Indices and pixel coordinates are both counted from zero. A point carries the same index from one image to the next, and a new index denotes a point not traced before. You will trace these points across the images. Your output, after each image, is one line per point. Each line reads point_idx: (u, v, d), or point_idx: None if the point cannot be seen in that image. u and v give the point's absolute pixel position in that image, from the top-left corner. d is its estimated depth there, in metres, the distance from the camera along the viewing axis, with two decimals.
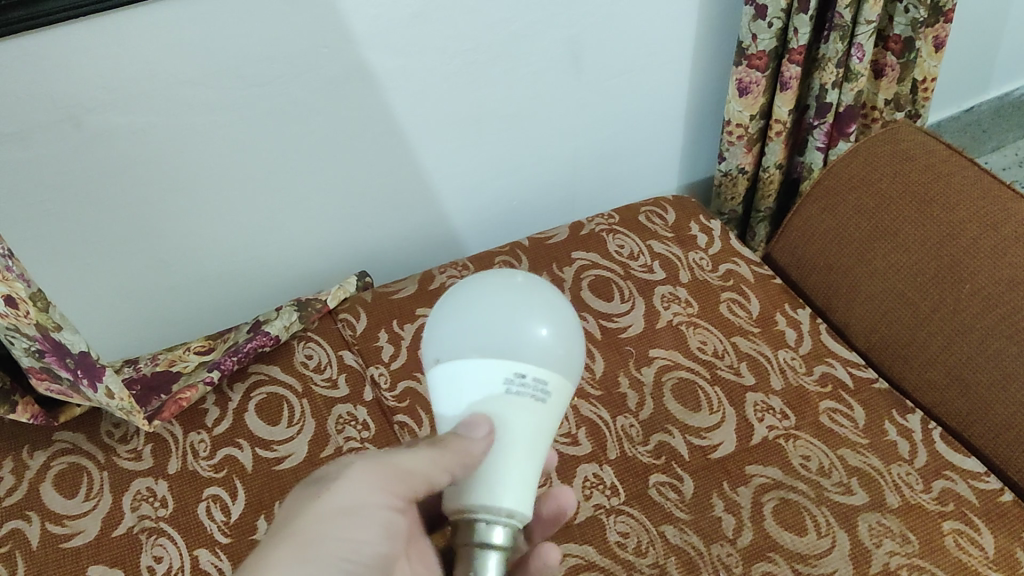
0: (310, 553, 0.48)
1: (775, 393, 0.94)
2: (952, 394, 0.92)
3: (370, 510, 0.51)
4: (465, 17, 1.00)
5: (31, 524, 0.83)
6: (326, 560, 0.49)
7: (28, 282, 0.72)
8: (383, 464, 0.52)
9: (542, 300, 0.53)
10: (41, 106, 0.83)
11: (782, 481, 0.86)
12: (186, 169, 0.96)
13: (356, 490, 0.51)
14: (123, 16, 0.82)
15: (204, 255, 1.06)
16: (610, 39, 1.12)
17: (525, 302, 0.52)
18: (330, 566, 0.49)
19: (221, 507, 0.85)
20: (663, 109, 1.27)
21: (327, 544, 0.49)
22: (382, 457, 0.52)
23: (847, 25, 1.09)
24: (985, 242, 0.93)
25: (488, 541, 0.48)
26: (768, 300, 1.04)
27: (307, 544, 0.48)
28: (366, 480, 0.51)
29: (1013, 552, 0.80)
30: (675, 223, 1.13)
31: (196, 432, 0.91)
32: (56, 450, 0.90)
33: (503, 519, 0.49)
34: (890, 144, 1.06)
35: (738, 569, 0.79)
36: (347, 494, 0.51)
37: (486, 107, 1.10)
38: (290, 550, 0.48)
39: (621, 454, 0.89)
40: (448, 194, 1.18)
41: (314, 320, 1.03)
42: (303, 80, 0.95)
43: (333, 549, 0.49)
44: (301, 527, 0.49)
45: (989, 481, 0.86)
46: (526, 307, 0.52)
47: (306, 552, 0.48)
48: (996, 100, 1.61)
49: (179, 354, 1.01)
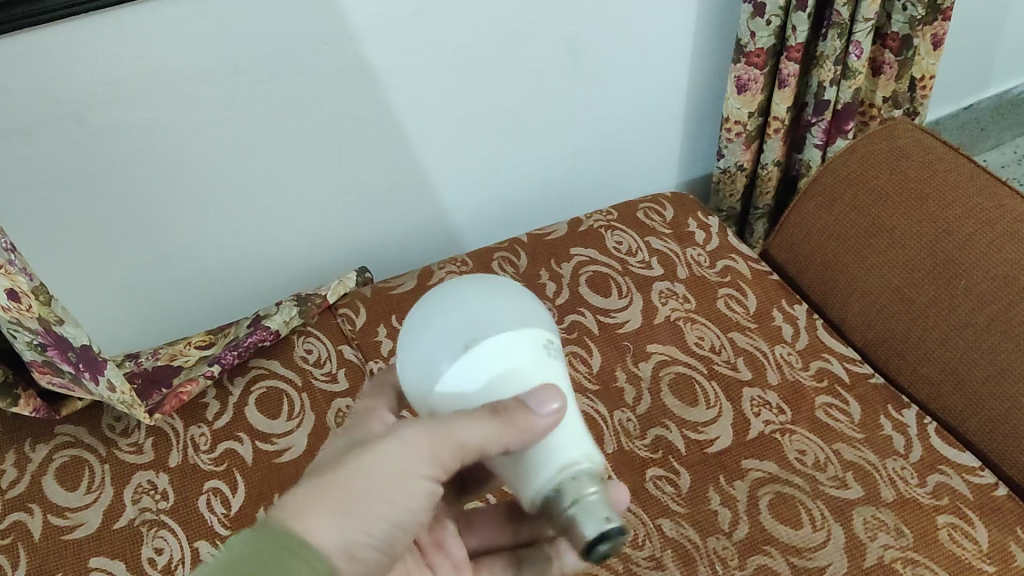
0: (353, 510, 0.46)
1: (771, 387, 0.94)
2: (948, 389, 0.92)
3: (416, 475, 0.48)
4: (465, 14, 1.01)
5: (33, 516, 0.84)
6: (367, 520, 0.47)
7: (31, 276, 0.73)
8: (438, 432, 0.48)
9: (494, 283, 0.53)
10: (44, 102, 0.84)
11: (779, 475, 0.86)
12: (187, 165, 0.97)
13: (411, 450, 0.48)
14: (125, 13, 0.82)
15: (206, 250, 1.07)
16: (609, 37, 1.13)
17: (466, 295, 0.51)
18: (370, 524, 0.47)
19: (222, 500, 0.85)
20: (662, 106, 1.27)
21: (371, 503, 0.47)
22: (435, 424, 0.48)
23: (846, 23, 1.10)
24: (981, 238, 0.94)
25: (578, 495, 0.47)
26: (765, 296, 1.04)
27: (351, 500, 0.47)
28: (414, 447, 0.48)
29: (1007, 546, 0.81)
30: (674, 220, 1.14)
31: (197, 425, 0.92)
32: (58, 443, 0.90)
33: (578, 469, 0.48)
34: (886, 141, 1.06)
35: (733, 562, 0.80)
36: (397, 457, 0.48)
37: (485, 104, 1.11)
38: (333, 503, 0.46)
39: (618, 448, 0.89)
40: (448, 190, 1.19)
41: (314, 315, 1.03)
42: (304, 77, 0.96)
43: (376, 509, 0.47)
44: (346, 478, 0.47)
45: (983, 475, 0.86)
46: (500, 286, 0.53)
47: (351, 507, 0.46)
48: (995, 98, 1.62)
49: (180, 348, 1.02)
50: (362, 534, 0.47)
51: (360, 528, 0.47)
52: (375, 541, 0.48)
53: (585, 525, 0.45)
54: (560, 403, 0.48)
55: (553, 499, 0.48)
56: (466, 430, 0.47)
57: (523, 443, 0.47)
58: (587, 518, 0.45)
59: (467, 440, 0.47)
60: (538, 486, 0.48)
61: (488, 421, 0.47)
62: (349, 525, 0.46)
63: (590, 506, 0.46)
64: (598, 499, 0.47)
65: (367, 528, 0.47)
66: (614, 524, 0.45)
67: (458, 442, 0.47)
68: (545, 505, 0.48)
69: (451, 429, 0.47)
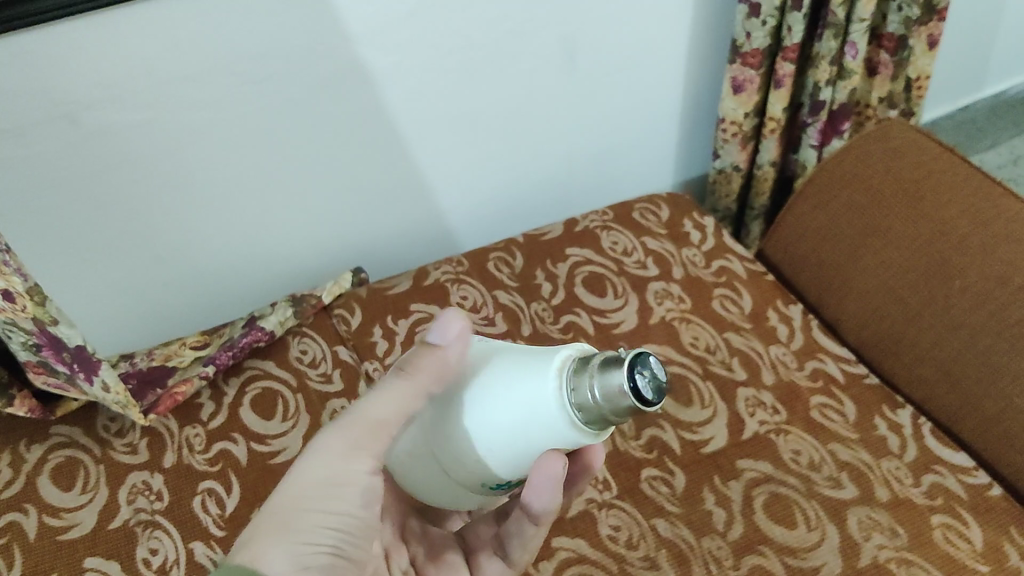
0: (294, 525, 0.52)
1: (766, 388, 0.94)
2: (943, 389, 0.93)
3: (345, 470, 0.54)
4: (460, 14, 1.01)
5: (28, 516, 0.84)
6: (310, 530, 0.52)
7: (25, 276, 0.72)
8: (354, 416, 0.55)
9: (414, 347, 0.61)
10: (37, 102, 0.84)
11: (773, 475, 0.86)
12: (183, 164, 0.96)
13: (333, 449, 0.54)
14: (119, 13, 0.82)
15: (201, 251, 1.07)
16: (604, 37, 1.13)
17: None
18: (313, 535, 0.52)
19: (216, 501, 0.85)
20: (658, 107, 1.27)
21: (309, 513, 0.53)
22: (349, 414, 0.55)
23: (841, 23, 1.10)
24: (976, 239, 0.94)
25: (588, 379, 0.48)
26: (760, 297, 1.04)
27: (291, 515, 0.53)
28: (338, 443, 0.54)
29: (1001, 545, 0.81)
30: (669, 220, 1.14)
31: (192, 426, 0.92)
32: (53, 443, 0.90)
33: (564, 370, 0.50)
34: (881, 142, 1.06)
35: (728, 562, 0.80)
36: (324, 461, 0.54)
37: (480, 104, 1.11)
38: (275, 524, 0.52)
39: (613, 448, 0.89)
40: (443, 190, 1.19)
41: (309, 315, 1.03)
42: (298, 77, 0.96)
43: (316, 518, 0.53)
44: (284, 497, 0.53)
45: (978, 475, 0.87)
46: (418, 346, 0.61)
47: (291, 523, 0.52)
48: (991, 99, 1.62)
49: (175, 349, 1.01)
50: (310, 548, 0.52)
51: (305, 542, 0.52)
52: (325, 551, 0.53)
53: (617, 380, 0.47)
54: (461, 322, 0.56)
55: (583, 399, 0.49)
56: (377, 410, 0.54)
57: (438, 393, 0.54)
58: (610, 379, 0.47)
59: (378, 408, 0.54)
60: (564, 407, 0.49)
61: (394, 387, 0.54)
62: (292, 541, 0.52)
63: (600, 370, 0.48)
64: (601, 360, 0.49)
65: (311, 539, 0.52)
66: (629, 355, 0.48)
67: (373, 423, 0.54)
68: (581, 415, 0.49)
69: (361, 414, 0.54)
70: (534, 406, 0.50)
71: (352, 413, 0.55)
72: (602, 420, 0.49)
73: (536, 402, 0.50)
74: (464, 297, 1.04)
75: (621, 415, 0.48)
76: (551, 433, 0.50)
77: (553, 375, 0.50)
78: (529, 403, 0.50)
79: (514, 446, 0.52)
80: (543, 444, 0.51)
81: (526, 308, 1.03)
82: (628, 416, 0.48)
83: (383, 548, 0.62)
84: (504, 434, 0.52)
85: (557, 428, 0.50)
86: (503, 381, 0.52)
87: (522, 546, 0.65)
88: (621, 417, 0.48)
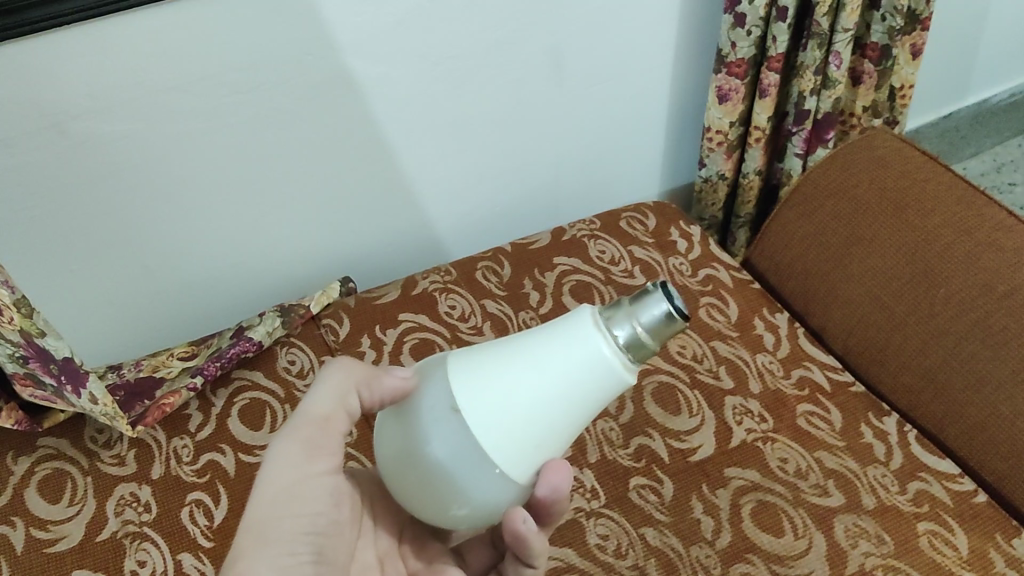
0: (269, 536, 0.55)
1: (753, 396, 0.95)
2: (928, 397, 0.93)
3: (306, 478, 0.57)
4: (447, 25, 1.01)
5: (16, 529, 0.83)
6: (286, 540, 0.55)
7: (11, 288, 0.72)
8: (299, 422, 0.57)
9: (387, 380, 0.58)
10: (25, 113, 0.84)
11: (760, 483, 0.87)
12: (170, 174, 0.96)
13: (288, 461, 0.56)
14: (108, 24, 0.83)
15: (189, 261, 1.07)
16: (591, 46, 1.14)
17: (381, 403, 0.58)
18: (290, 543, 0.55)
19: (204, 512, 0.85)
20: (645, 115, 1.28)
21: (281, 523, 0.55)
22: (294, 423, 0.57)
23: (825, 33, 1.11)
24: (959, 247, 0.95)
25: (632, 327, 0.49)
26: (746, 305, 1.05)
27: (264, 528, 0.55)
28: (293, 454, 0.56)
29: (987, 552, 0.82)
30: (656, 229, 1.14)
31: (180, 437, 0.92)
32: (40, 455, 0.89)
33: (602, 326, 0.50)
34: (867, 150, 1.07)
35: (716, 570, 0.80)
36: (282, 473, 0.56)
37: (468, 114, 1.11)
38: (254, 541, 0.54)
39: (601, 457, 0.89)
40: (430, 201, 1.19)
41: (297, 325, 1.03)
42: (287, 87, 0.96)
43: (287, 527, 0.55)
44: (253, 514, 0.55)
45: (963, 482, 0.87)
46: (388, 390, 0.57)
47: (269, 533, 0.55)
48: (974, 106, 1.63)
49: (162, 360, 1.02)
50: (290, 557, 0.55)
51: (284, 551, 0.55)
52: (305, 557, 0.56)
53: (662, 310, 0.48)
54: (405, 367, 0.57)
55: (637, 345, 0.49)
56: (322, 410, 0.57)
57: (372, 389, 0.57)
58: (654, 309, 0.48)
59: (317, 407, 0.57)
60: (612, 356, 0.49)
61: (330, 387, 0.57)
62: (271, 551, 0.54)
63: (644, 306, 0.49)
64: (632, 298, 0.50)
65: (289, 549, 0.55)
66: (656, 282, 0.49)
67: (322, 424, 0.57)
68: (630, 358, 0.49)
69: (307, 419, 0.57)
70: (589, 369, 0.49)
71: (297, 418, 0.57)
72: (651, 356, 0.50)
73: (587, 364, 0.49)
74: (452, 306, 1.04)
75: (661, 341, 0.49)
76: (607, 387, 0.50)
77: (594, 333, 0.49)
78: (584, 371, 0.49)
79: (569, 420, 0.51)
80: (595, 402, 0.50)
81: (513, 318, 1.03)
82: (666, 342, 0.50)
83: (377, 556, 0.64)
84: (555, 409, 0.50)
85: (611, 383, 0.50)
86: (533, 363, 0.50)
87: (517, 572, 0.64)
88: (663, 344, 0.49)
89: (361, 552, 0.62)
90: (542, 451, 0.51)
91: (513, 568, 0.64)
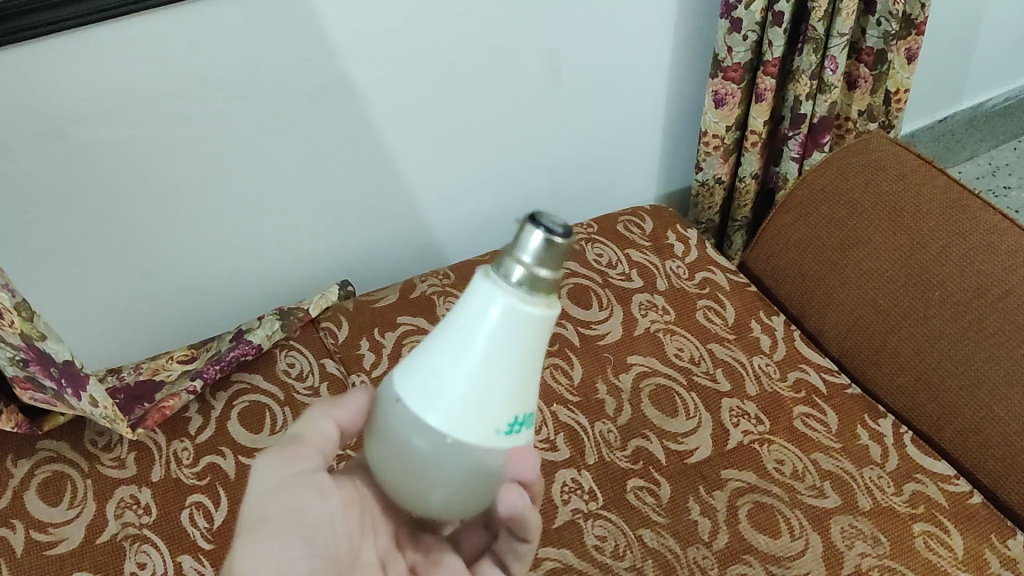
0: (257, 537, 0.53)
1: (749, 398, 0.95)
2: (923, 398, 0.94)
3: (290, 477, 0.55)
4: (446, 31, 1.02)
5: (16, 532, 0.84)
6: (275, 538, 0.53)
7: (13, 292, 0.72)
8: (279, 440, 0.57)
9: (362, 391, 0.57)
10: (25, 117, 0.84)
11: (757, 485, 0.87)
12: (169, 179, 0.97)
13: (270, 466, 0.55)
14: (108, 30, 0.83)
15: (189, 265, 1.07)
16: (588, 51, 1.14)
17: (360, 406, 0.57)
18: (280, 539, 0.53)
19: (205, 514, 0.86)
20: (642, 119, 1.28)
21: (268, 522, 0.53)
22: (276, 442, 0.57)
23: (821, 37, 1.12)
24: (954, 250, 0.96)
25: (517, 267, 0.47)
26: (743, 309, 1.06)
27: (252, 531, 0.53)
28: (274, 460, 0.55)
29: (982, 553, 0.83)
30: (653, 232, 1.15)
31: (179, 440, 0.92)
32: (40, 458, 0.90)
33: (493, 279, 0.48)
34: (863, 154, 1.08)
35: (714, 571, 0.81)
36: (265, 476, 0.55)
37: (466, 118, 1.12)
38: (244, 543, 0.53)
39: (599, 459, 0.89)
40: (429, 204, 1.19)
41: (296, 328, 1.04)
42: (286, 92, 0.97)
43: (274, 525, 0.53)
44: (244, 521, 0.54)
45: (958, 483, 0.88)
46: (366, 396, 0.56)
47: (257, 533, 0.53)
48: (970, 110, 1.64)
49: (161, 363, 1.02)
50: (281, 554, 0.52)
51: (274, 548, 0.53)
52: (298, 552, 0.53)
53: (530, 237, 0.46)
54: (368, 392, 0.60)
55: (527, 281, 0.47)
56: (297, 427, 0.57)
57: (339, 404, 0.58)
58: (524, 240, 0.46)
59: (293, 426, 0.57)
60: (505, 299, 0.47)
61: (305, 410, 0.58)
62: (261, 551, 0.52)
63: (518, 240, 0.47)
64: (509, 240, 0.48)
65: (277, 546, 0.53)
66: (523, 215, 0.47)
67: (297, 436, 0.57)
68: (531, 294, 0.47)
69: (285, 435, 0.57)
70: (495, 319, 0.47)
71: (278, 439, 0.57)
72: (551, 284, 0.47)
73: (492, 316, 0.47)
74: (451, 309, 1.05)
75: (556, 266, 0.47)
76: (519, 332, 0.47)
77: (486, 286, 0.48)
78: (490, 323, 0.47)
79: (502, 378, 0.48)
80: (520, 350, 0.48)
81: None
82: (561, 265, 0.47)
83: (378, 555, 0.60)
84: (482, 371, 0.48)
85: (523, 326, 0.47)
86: (444, 335, 0.49)
87: (517, 557, 0.64)
88: (557, 269, 0.47)
89: (364, 549, 0.59)
90: (500, 417, 0.49)
91: (511, 550, 0.63)
